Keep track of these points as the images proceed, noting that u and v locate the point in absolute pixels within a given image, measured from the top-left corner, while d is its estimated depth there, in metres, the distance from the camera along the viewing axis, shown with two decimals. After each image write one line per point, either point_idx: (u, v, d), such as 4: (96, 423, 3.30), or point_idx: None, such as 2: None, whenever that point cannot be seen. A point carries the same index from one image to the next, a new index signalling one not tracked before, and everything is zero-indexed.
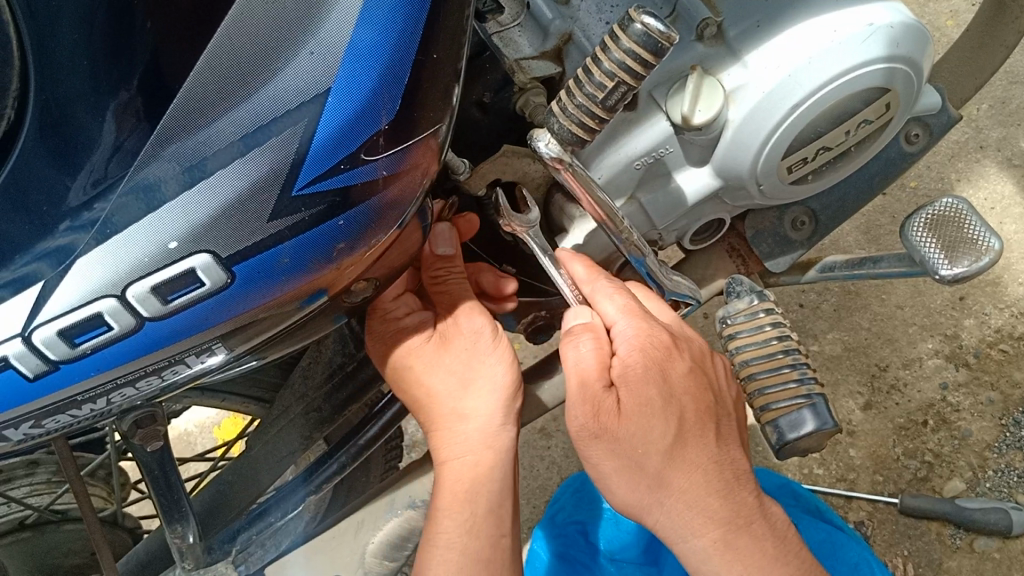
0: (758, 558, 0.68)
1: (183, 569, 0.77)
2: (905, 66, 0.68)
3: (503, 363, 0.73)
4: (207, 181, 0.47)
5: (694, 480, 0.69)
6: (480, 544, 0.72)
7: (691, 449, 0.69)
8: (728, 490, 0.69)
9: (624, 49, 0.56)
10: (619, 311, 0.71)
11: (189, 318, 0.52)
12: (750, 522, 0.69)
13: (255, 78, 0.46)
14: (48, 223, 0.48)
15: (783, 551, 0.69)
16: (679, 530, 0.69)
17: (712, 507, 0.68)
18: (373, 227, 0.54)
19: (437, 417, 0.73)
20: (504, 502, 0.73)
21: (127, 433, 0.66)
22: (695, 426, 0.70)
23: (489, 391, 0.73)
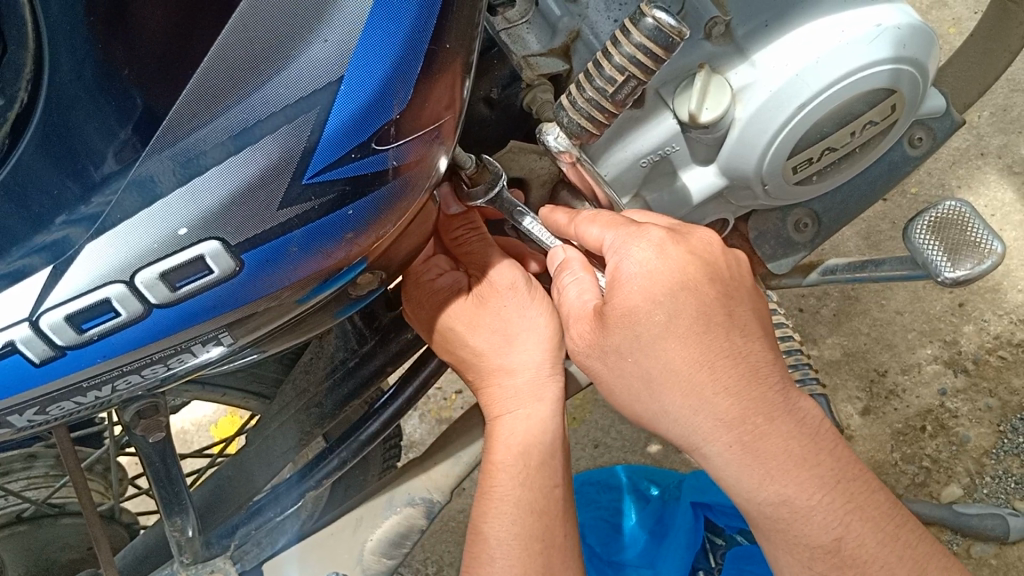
0: (782, 464, 0.63)
1: (181, 563, 0.77)
2: (911, 68, 0.69)
3: (546, 313, 0.72)
4: (220, 167, 0.47)
5: (704, 383, 0.63)
6: (532, 496, 0.71)
7: (698, 347, 0.63)
8: (742, 388, 0.63)
9: (635, 44, 0.56)
10: (603, 230, 0.67)
11: (196, 305, 0.52)
12: (770, 423, 0.63)
13: (269, 64, 0.46)
14: (53, 210, 0.48)
15: (813, 451, 0.64)
16: (691, 435, 0.64)
17: (723, 409, 0.63)
18: (384, 214, 0.54)
19: (486, 369, 0.72)
20: (557, 454, 0.73)
21: (129, 424, 0.66)
22: (697, 322, 0.64)
23: (537, 343, 0.72)
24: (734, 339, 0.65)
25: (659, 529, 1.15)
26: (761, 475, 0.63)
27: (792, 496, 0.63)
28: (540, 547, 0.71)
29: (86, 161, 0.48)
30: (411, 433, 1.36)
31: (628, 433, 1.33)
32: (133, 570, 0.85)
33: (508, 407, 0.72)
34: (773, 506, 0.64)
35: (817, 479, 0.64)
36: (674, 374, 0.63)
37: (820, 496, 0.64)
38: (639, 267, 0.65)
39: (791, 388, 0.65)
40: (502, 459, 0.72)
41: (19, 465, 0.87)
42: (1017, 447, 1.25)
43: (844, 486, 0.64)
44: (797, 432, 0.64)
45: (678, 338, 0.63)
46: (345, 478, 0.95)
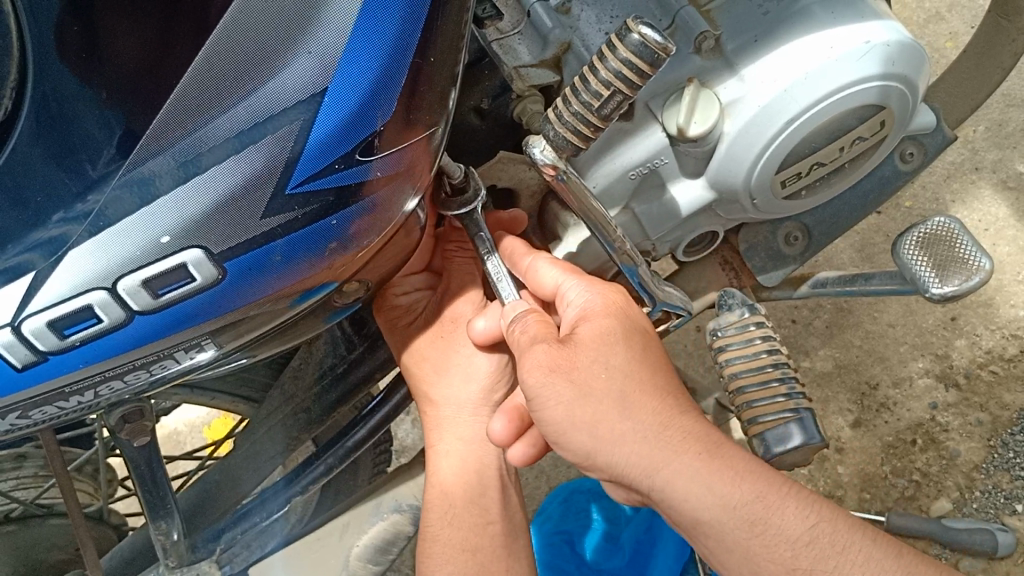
0: (733, 476, 0.61)
1: (166, 566, 0.77)
2: (900, 85, 0.69)
3: (482, 352, 0.80)
4: (203, 175, 0.47)
5: (624, 429, 0.63)
6: (462, 534, 0.81)
7: (615, 400, 0.63)
8: (661, 435, 0.63)
9: (620, 59, 0.56)
10: (559, 274, 0.70)
11: (180, 312, 0.52)
12: (694, 461, 0.62)
13: (253, 76, 0.46)
14: (42, 213, 0.48)
15: (755, 473, 0.62)
16: (654, 457, 0.62)
17: (690, 424, 0.63)
18: (366, 228, 0.54)
19: (422, 402, 0.81)
20: (486, 492, 0.83)
21: (115, 428, 0.66)
22: (611, 374, 0.64)
23: (468, 381, 0.80)
24: (650, 389, 0.65)
25: (647, 538, 1.15)
26: (703, 496, 0.61)
27: (753, 503, 0.61)
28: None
29: (88, 158, 0.48)
30: (403, 438, 1.36)
31: None
32: (119, 572, 0.86)
33: (437, 438, 0.82)
34: (741, 518, 0.60)
35: (761, 486, 0.62)
36: (642, 389, 0.64)
37: (775, 495, 0.62)
38: (599, 298, 0.68)
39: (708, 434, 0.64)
40: (433, 494, 0.82)
41: (8, 466, 0.88)
42: (1007, 462, 1.24)
43: (790, 487, 0.62)
44: (729, 461, 0.62)
45: (633, 360, 0.65)
46: (334, 483, 0.95)
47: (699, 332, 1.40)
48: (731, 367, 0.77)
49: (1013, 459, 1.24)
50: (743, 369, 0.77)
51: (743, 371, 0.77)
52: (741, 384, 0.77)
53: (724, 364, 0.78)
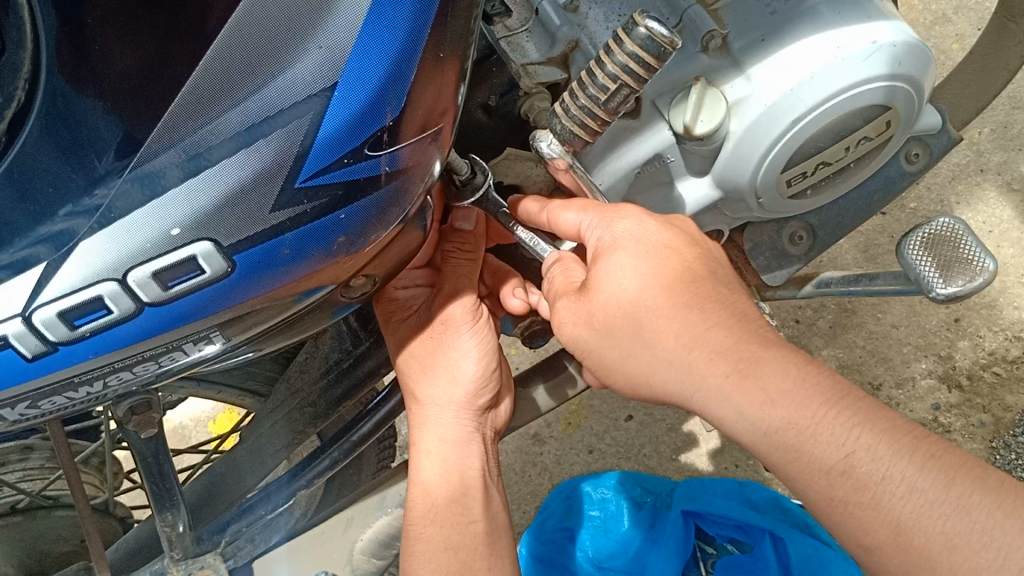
0: (778, 395, 0.58)
1: (171, 558, 0.77)
2: (906, 85, 0.69)
3: (470, 356, 0.80)
4: (213, 168, 0.48)
5: (666, 355, 0.61)
6: (445, 532, 0.79)
7: (657, 321, 0.62)
8: (704, 352, 0.60)
9: (628, 53, 0.56)
10: (581, 215, 0.68)
11: (189, 304, 0.52)
12: (733, 380, 0.59)
13: (263, 70, 0.47)
14: (50, 208, 0.49)
15: (791, 388, 0.58)
16: (685, 383, 0.61)
17: (719, 343, 0.60)
18: (373, 223, 0.54)
19: (409, 400, 0.81)
20: (469, 493, 0.81)
21: (122, 419, 0.66)
22: (653, 295, 0.63)
23: (453, 383, 0.80)
24: (696, 304, 0.62)
25: (652, 536, 1.16)
26: (745, 418, 0.58)
27: (797, 418, 0.57)
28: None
29: (99, 155, 0.49)
30: (407, 434, 1.37)
31: (623, 440, 1.33)
32: (124, 564, 0.86)
33: (420, 437, 0.81)
34: (783, 432, 0.57)
35: (821, 396, 0.58)
36: (663, 316, 0.62)
37: (833, 409, 0.57)
38: (620, 232, 0.66)
39: (762, 342, 0.60)
40: (415, 492, 0.81)
41: (15, 456, 0.88)
42: (1009, 463, 1.24)
43: (851, 400, 0.58)
44: (783, 371, 0.59)
45: (652, 292, 0.62)
46: (338, 477, 0.95)
47: None
48: None
49: (1015, 460, 1.24)
50: None
51: None
52: None
53: None
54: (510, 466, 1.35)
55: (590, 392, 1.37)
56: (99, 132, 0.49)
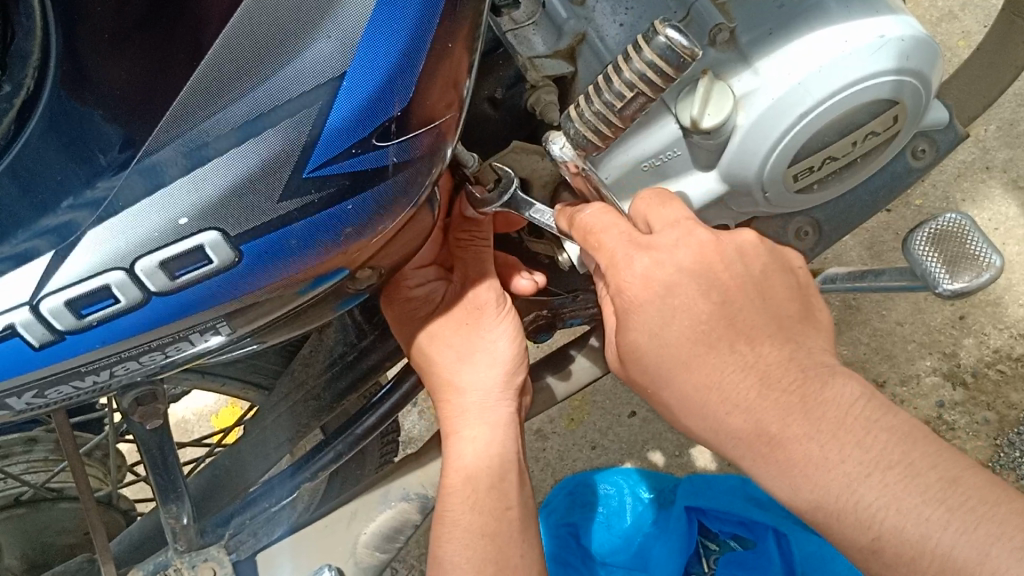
0: (835, 453, 0.59)
1: (175, 550, 0.78)
2: (914, 80, 0.69)
3: (506, 337, 0.77)
4: (222, 158, 0.48)
5: (716, 411, 0.62)
6: (483, 520, 0.76)
7: (707, 369, 0.63)
8: (755, 402, 0.61)
9: (646, 61, 0.57)
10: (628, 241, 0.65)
11: (196, 294, 0.52)
12: (785, 429, 0.60)
13: (272, 59, 0.47)
14: (52, 200, 0.49)
15: (843, 436, 0.60)
16: (731, 436, 0.62)
17: (765, 397, 0.61)
18: (383, 214, 0.54)
19: (440, 389, 0.78)
20: (508, 477, 0.77)
21: (127, 410, 0.66)
22: (697, 343, 0.63)
23: (491, 364, 0.77)
24: (747, 351, 0.62)
25: (655, 533, 1.16)
26: (800, 473, 0.60)
27: (852, 471, 0.59)
28: (492, 570, 0.74)
29: (102, 149, 0.49)
30: (410, 428, 1.37)
31: (626, 436, 1.33)
32: (128, 556, 0.86)
33: (459, 424, 0.77)
34: (838, 488, 0.59)
35: (885, 438, 0.59)
36: (707, 368, 0.63)
37: (897, 453, 0.59)
38: (673, 267, 0.64)
39: (814, 380, 0.62)
40: (452, 481, 0.77)
41: (17, 448, 0.90)
42: (1013, 461, 1.25)
43: (911, 445, 0.59)
44: (836, 415, 0.60)
45: (695, 344, 0.63)
46: (342, 471, 0.95)
47: None
48: None
49: (1018, 458, 1.25)
50: None
51: None
52: None
53: None
54: None
55: (593, 388, 1.37)
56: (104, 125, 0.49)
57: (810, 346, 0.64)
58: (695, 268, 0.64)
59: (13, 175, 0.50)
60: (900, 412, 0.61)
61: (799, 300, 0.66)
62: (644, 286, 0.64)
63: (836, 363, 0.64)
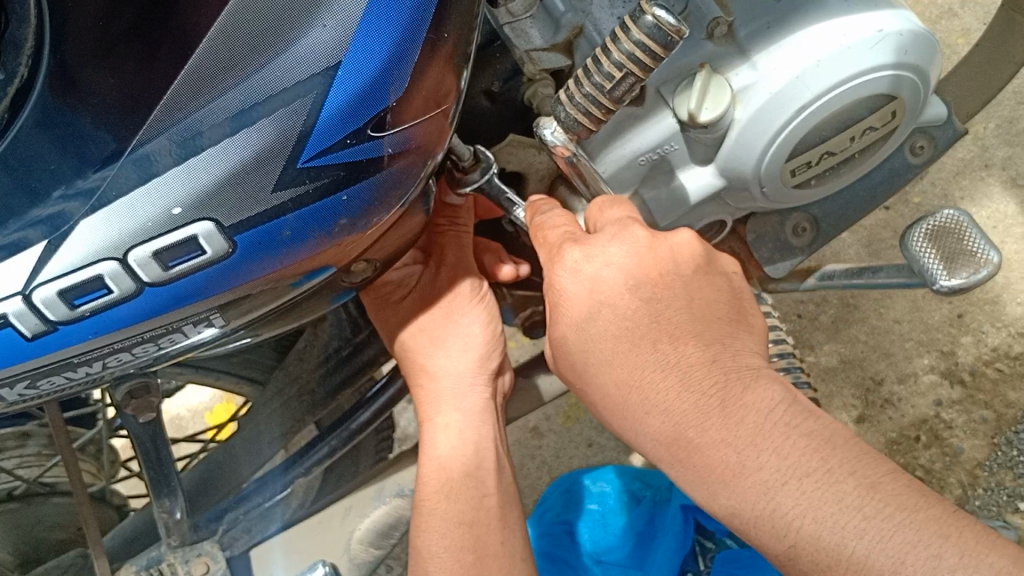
0: (748, 455, 0.56)
1: (168, 545, 0.77)
2: (912, 75, 0.69)
3: (480, 321, 0.77)
4: (216, 146, 0.48)
5: (638, 411, 0.61)
6: (458, 508, 0.75)
7: (628, 367, 0.61)
8: (673, 402, 0.59)
9: (634, 41, 0.56)
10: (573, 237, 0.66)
11: (190, 284, 0.52)
12: (702, 434, 0.58)
13: (267, 48, 0.46)
14: (43, 189, 0.48)
15: (759, 434, 0.56)
16: (655, 436, 0.60)
17: (683, 394, 0.59)
18: (376, 205, 0.54)
19: (415, 377, 0.78)
20: (485, 463, 0.77)
21: (120, 403, 0.66)
22: (621, 340, 0.62)
23: (465, 349, 0.77)
24: (669, 351, 0.60)
25: (649, 531, 1.15)
26: (719, 480, 0.57)
27: (769, 477, 0.55)
28: (471, 558, 0.73)
29: (95, 140, 0.48)
30: (406, 426, 1.36)
31: None
32: (121, 552, 0.86)
33: (433, 411, 0.78)
34: (755, 495, 0.55)
35: (804, 444, 0.55)
36: (624, 364, 0.61)
37: (815, 460, 0.55)
38: (609, 266, 0.63)
39: (736, 382, 0.58)
40: (428, 470, 0.77)
41: (12, 444, 0.87)
42: (1010, 459, 1.25)
43: (838, 449, 0.55)
44: (756, 418, 0.57)
45: (618, 341, 0.62)
46: (336, 468, 0.94)
47: None
48: None
49: (1017, 457, 1.25)
50: None
51: None
52: None
53: None
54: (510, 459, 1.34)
55: None
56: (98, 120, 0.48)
57: (738, 347, 0.61)
58: (628, 266, 0.63)
59: (8, 167, 0.49)
60: (824, 417, 0.57)
61: (733, 302, 0.64)
62: (575, 281, 0.64)
63: (763, 365, 0.60)
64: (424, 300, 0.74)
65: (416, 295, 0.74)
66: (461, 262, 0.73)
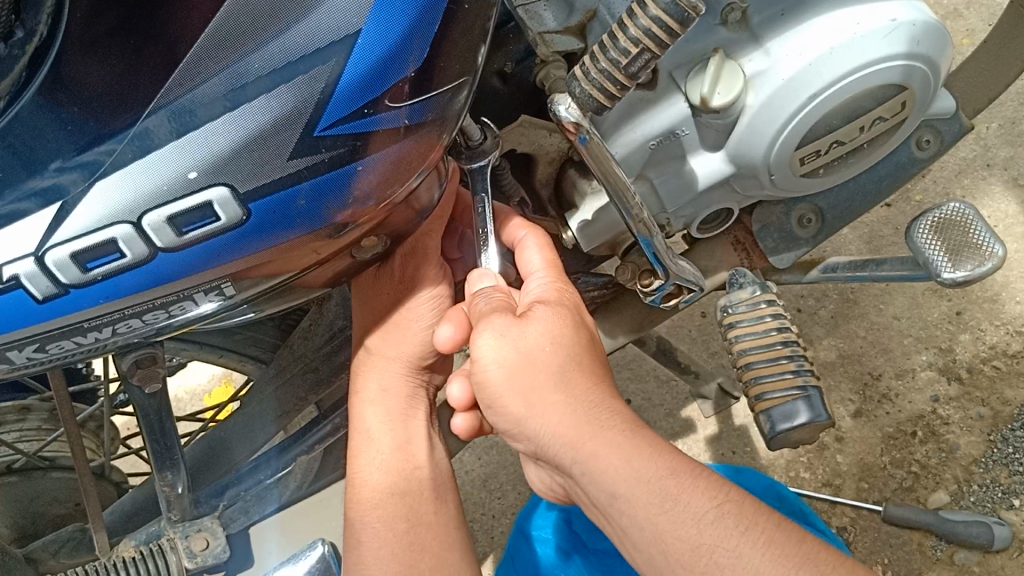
0: (663, 453, 0.58)
1: (168, 520, 0.77)
2: (923, 66, 0.69)
3: (426, 318, 0.73)
4: (236, 111, 0.47)
5: (561, 395, 0.60)
6: (391, 480, 0.76)
7: (571, 360, 0.62)
8: (608, 402, 0.61)
9: (651, 17, 0.56)
10: (541, 263, 0.70)
11: (201, 252, 0.52)
12: (619, 420, 0.60)
13: (288, 13, 0.46)
14: (40, 162, 0.49)
15: (678, 456, 0.59)
16: (583, 423, 0.59)
17: (617, 406, 0.61)
18: (383, 181, 0.54)
19: (359, 348, 0.76)
20: (415, 441, 0.77)
21: (126, 373, 0.66)
22: (575, 343, 0.63)
23: (405, 337, 0.74)
24: (610, 374, 0.65)
25: None
26: (644, 447, 0.58)
27: (680, 474, 0.57)
28: (405, 527, 0.75)
29: (100, 111, 0.48)
30: None
31: None
32: (120, 527, 0.86)
33: (363, 385, 0.76)
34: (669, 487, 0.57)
35: (688, 465, 0.58)
36: (575, 368, 0.62)
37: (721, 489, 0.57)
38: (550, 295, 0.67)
39: (645, 424, 0.61)
40: (359, 442, 0.77)
41: (12, 418, 0.87)
42: (1006, 457, 1.24)
43: (723, 483, 0.58)
44: (672, 449, 0.59)
45: (572, 349, 0.63)
46: None
47: (703, 317, 1.38)
48: (741, 343, 0.78)
49: (1012, 454, 1.24)
50: (752, 346, 0.77)
51: (753, 347, 0.77)
52: (751, 361, 0.77)
53: (734, 341, 0.78)
54: (507, 447, 1.35)
55: None
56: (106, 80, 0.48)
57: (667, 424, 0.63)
58: (562, 307, 0.66)
59: (10, 146, 0.49)
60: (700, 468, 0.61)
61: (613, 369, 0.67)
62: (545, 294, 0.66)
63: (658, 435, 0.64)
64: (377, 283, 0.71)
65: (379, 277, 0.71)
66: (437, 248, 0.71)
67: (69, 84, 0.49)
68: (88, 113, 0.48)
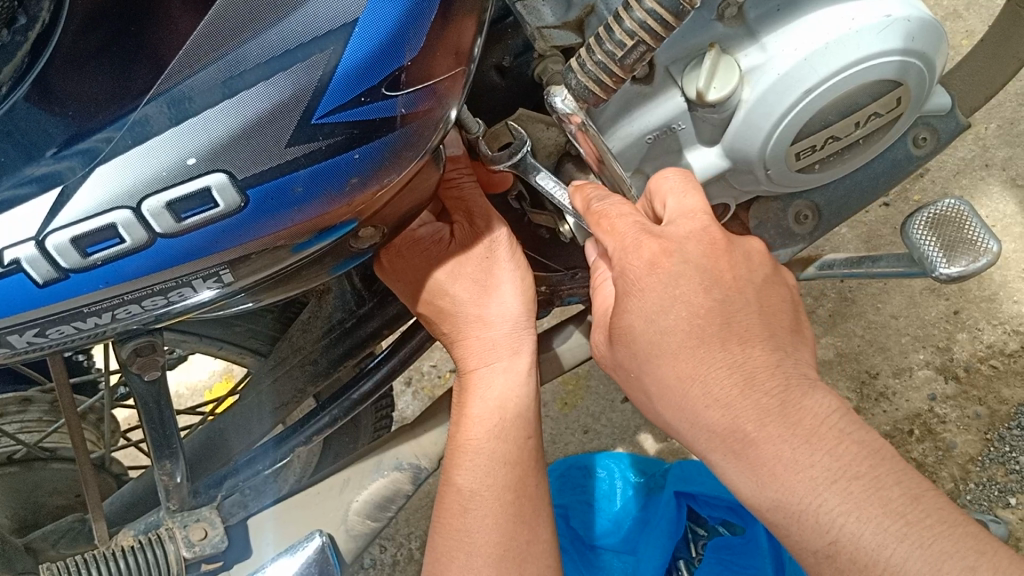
0: (772, 461, 0.61)
1: (168, 509, 0.78)
2: (919, 62, 0.70)
3: (523, 271, 0.75)
4: (233, 99, 0.48)
5: (687, 412, 0.64)
6: (506, 447, 0.75)
7: (694, 361, 0.64)
8: (734, 400, 0.63)
9: (646, 9, 0.57)
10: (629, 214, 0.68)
11: (201, 238, 0.53)
12: (760, 428, 0.62)
13: (286, 3, 0.47)
14: (35, 150, 0.49)
15: (791, 452, 0.61)
16: (700, 444, 0.65)
17: (719, 414, 0.63)
18: (386, 167, 0.55)
19: (467, 326, 0.75)
20: (530, 405, 0.77)
21: (125, 361, 0.67)
22: (691, 336, 0.64)
23: (516, 297, 0.74)
24: (726, 351, 0.64)
25: (643, 517, 1.17)
26: (771, 472, 0.61)
27: (787, 496, 0.60)
28: (512, 497, 0.75)
29: (97, 98, 0.49)
30: (403, 409, 1.36)
31: (619, 421, 1.34)
32: (120, 517, 0.87)
33: (484, 358, 0.75)
34: (803, 489, 0.60)
35: (808, 475, 0.60)
36: (675, 390, 0.64)
37: (832, 490, 0.59)
38: (631, 275, 0.66)
39: (754, 416, 0.62)
40: (477, 412, 0.75)
41: (13, 408, 0.90)
42: (1002, 455, 1.25)
43: (844, 481, 0.59)
44: (778, 446, 0.61)
45: (669, 363, 0.64)
46: (333, 442, 0.94)
47: None
48: None
49: (1008, 453, 1.25)
50: None
51: None
52: None
53: None
54: None
55: (588, 371, 1.38)
56: (110, 73, 0.49)
57: (801, 358, 0.66)
58: (644, 309, 0.65)
59: (7, 134, 0.50)
60: (830, 429, 0.61)
61: (743, 307, 0.65)
62: (650, 267, 0.66)
63: (817, 374, 0.65)
64: (465, 253, 0.73)
65: (454, 247, 0.73)
66: (484, 205, 0.73)
67: (67, 72, 0.49)
68: (87, 100, 0.49)
